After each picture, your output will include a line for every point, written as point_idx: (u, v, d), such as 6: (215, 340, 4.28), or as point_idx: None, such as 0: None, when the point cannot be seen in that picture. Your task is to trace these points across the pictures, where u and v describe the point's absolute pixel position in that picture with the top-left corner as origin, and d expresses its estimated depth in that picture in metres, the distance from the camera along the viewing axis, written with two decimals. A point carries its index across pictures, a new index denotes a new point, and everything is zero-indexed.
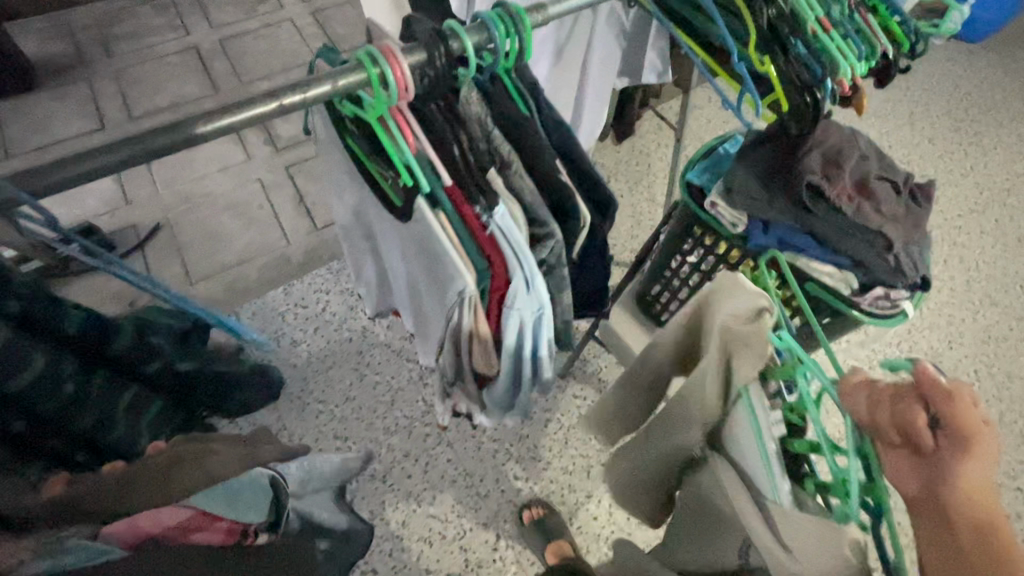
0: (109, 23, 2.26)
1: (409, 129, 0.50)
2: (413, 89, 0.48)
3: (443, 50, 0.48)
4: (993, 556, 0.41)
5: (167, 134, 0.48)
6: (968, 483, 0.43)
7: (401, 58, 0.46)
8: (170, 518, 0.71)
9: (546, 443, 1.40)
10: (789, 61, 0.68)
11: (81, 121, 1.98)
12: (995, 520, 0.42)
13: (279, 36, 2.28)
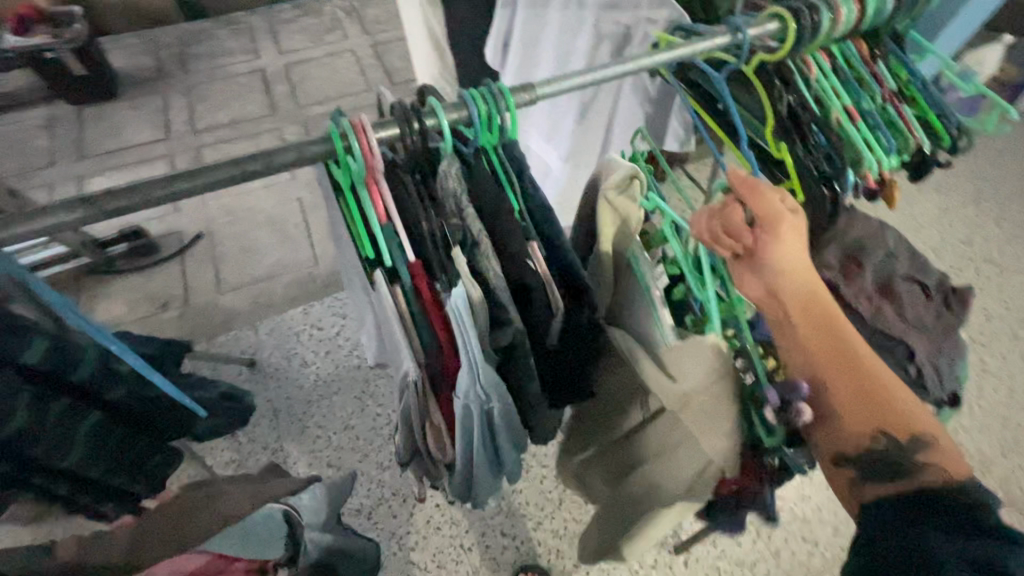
0: (191, 43, 2.45)
1: (381, 204, 0.54)
2: (380, 158, 0.51)
3: (418, 127, 0.53)
4: (839, 350, 0.53)
5: (119, 195, 0.46)
6: (806, 290, 0.54)
7: (367, 131, 0.49)
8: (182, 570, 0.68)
9: (537, 501, 1.34)
10: (808, 149, 0.67)
11: (150, 130, 2.13)
12: (832, 311, 0.54)
13: (340, 65, 2.40)
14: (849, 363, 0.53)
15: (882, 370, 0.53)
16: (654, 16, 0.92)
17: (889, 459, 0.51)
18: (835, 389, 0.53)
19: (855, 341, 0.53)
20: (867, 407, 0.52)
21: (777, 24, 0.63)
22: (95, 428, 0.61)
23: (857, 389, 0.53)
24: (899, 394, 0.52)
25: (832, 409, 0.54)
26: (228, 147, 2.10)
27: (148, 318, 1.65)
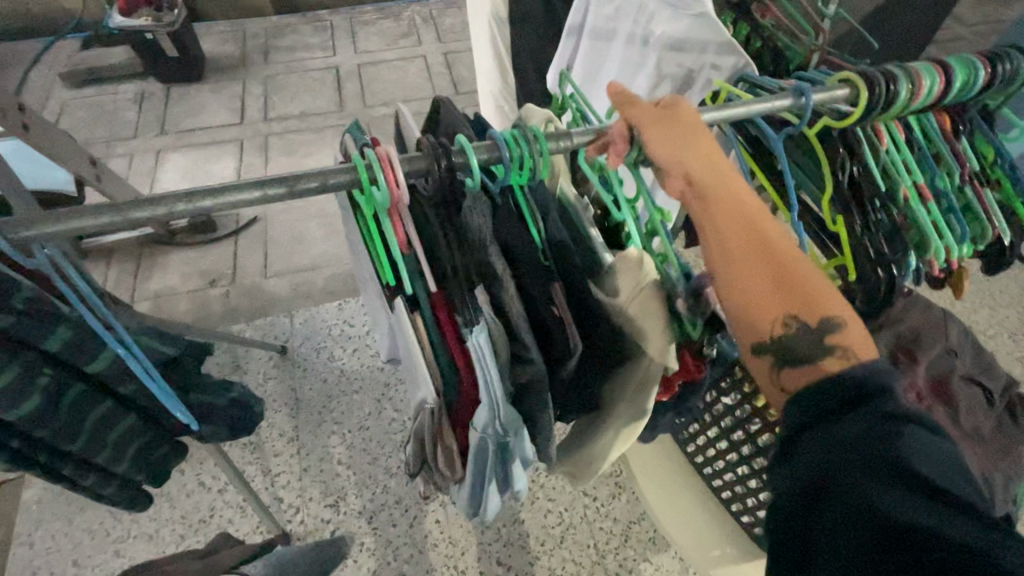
0: (275, 36, 2.58)
1: (401, 232, 0.54)
2: (403, 188, 0.51)
3: (445, 164, 0.54)
4: (747, 230, 0.51)
5: (145, 205, 0.47)
6: (713, 168, 0.52)
7: (393, 166, 0.49)
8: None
9: (538, 534, 1.30)
10: (868, 226, 0.62)
11: (226, 114, 2.26)
12: (739, 189, 0.52)
13: (410, 70, 2.47)
14: (758, 243, 0.50)
15: (793, 249, 0.51)
16: (721, 63, 0.87)
17: (802, 343, 0.49)
18: (740, 274, 0.51)
19: (763, 220, 0.51)
20: (775, 292, 0.50)
21: (848, 90, 0.60)
22: (106, 412, 0.63)
23: (765, 272, 0.50)
24: (807, 275, 0.50)
25: (741, 300, 0.51)
26: (294, 137, 2.19)
27: (196, 292, 1.73)
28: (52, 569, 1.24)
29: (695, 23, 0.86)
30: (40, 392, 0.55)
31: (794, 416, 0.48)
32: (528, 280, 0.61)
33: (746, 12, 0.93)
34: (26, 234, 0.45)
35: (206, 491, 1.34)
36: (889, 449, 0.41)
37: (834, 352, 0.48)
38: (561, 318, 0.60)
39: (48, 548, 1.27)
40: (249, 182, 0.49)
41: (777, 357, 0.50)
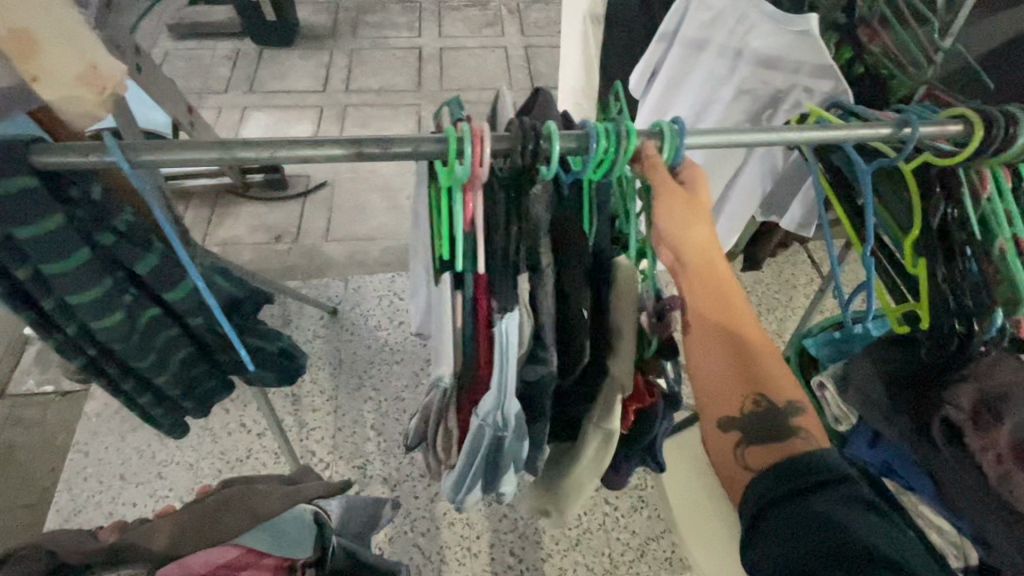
0: (366, 12, 2.66)
1: (472, 209, 0.52)
2: (486, 170, 0.49)
3: (533, 148, 0.50)
4: (724, 323, 0.57)
5: (252, 147, 0.48)
6: (709, 257, 0.57)
7: (483, 144, 0.47)
8: (215, 559, 0.69)
9: (554, 533, 1.30)
10: (949, 277, 0.64)
11: (310, 81, 2.35)
12: (728, 284, 0.58)
13: (490, 59, 2.50)
14: (733, 335, 0.57)
15: (761, 342, 0.58)
16: (813, 86, 0.88)
17: (761, 424, 0.55)
18: (713, 359, 0.57)
19: (744, 315, 0.58)
20: (744, 377, 0.57)
21: (960, 127, 0.56)
22: (172, 338, 0.67)
23: (735, 360, 0.57)
24: (771, 366, 0.57)
25: (710, 381, 0.58)
26: (370, 111, 2.26)
27: (260, 245, 1.81)
28: (100, 479, 1.34)
29: (794, 42, 0.85)
30: (124, 310, 0.58)
31: (755, 492, 0.51)
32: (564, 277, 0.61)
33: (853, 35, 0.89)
34: (141, 158, 0.47)
35: (245, 434, 1.40)
36: (827, 527, 0.44)
37: (794, 436, 0.54)
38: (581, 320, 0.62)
39: (100, 460, 1.36)
40: (348, 138, 0.49)
41: (740, 438, 0.55)
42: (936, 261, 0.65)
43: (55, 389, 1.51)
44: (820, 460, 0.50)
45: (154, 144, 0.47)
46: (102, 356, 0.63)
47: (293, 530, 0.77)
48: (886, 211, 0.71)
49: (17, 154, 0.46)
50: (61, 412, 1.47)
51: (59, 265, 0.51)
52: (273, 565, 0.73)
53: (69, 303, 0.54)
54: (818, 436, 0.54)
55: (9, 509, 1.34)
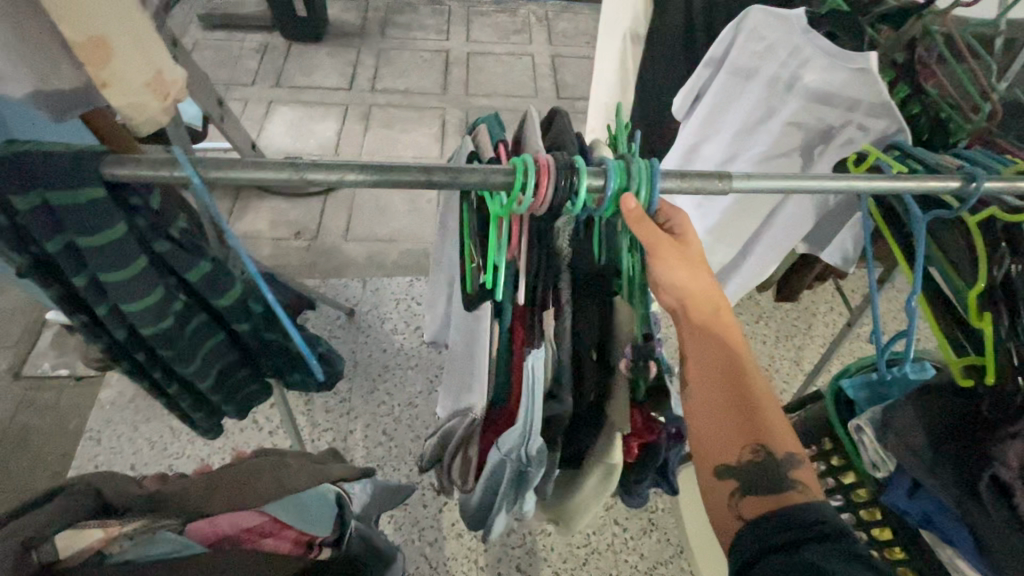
0: (395, 12, 2.67)
1: (516, 238, 0.56)
2: (547, 204, 0.51)
3: (565, 183, 0.50)
4: (723, 373, 0.58)
5: (324, 170, 0.49)
6: (708, 309, 0.59)
7: (550, 177, 0.49)
8: (239, 522, 0.67)
9: (562, 551, 1.29)
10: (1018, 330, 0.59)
11: (337, 78, 2.36)
12: (727, 334, 0.59)
13: (516, 66, 2.50)
14: (732, 384, 0.58)
15: (762, 391, 0.58)
16: (869, 126, 0.86)
17: (756, 472, 0.55)
18: (712, 406, 0.58)
19: (744, 365, 0.58)
20: (742, 427, 0.56)
21: None
22: (216, 345, 0.66)
23: (731, 406, 0.57)
24: (771, 416, 0.57)
25: (708, 426, 0.58)
26: (395, 112, 2.26)
27: (280, 241, 1.81)
28: (112, 468, 1.34)
29: (852, 79, 0.83)
30: (174, 317, 0.58)
31: (746, 541, 0.51)
32: (582, 307, 0.64)
33: (909, 74, 0.88)
34: (213, 175, 0.47)
35: (258, 430, 1.40)
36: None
37: (786, 488, 0.54)
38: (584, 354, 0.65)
39: (112, 448, 1.36)
40: (418, 166, 0.49)
41: (734, 485, 0.55)
42: (1000, 314, 0.60)
43: (70, 373, 1.51)
44: (815, 512, 0.51)
45: (226, 162, 0.47)
46: (149, 358, 0.63)
47: (316, 507, 0.75)
48: (940, 255, 0.69)
49: (83, 171, 0.45)
50: (75, 396, 1.48)
51: (111, 274, 0.50)
52: (292, 538, 0.70)
53: (124, 310, 0.53)
54: (814, 490, 0.54)
55: (18, 491, 1.34)
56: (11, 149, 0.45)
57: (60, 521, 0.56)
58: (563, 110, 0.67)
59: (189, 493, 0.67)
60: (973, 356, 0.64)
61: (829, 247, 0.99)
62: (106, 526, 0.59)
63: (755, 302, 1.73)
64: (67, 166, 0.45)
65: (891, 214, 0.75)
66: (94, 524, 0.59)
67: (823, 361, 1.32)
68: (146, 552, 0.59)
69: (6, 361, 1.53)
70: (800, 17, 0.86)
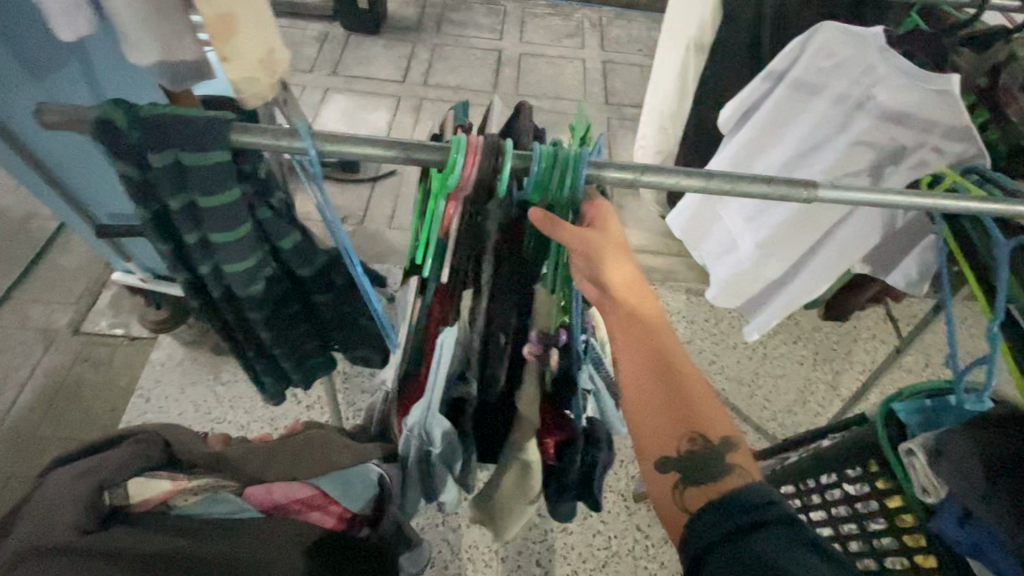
0: (451, 9, 2.72)
1: (449, 220, 0.54)
2: (471, 183, 0.50)
3: (491, 165, 0.50)
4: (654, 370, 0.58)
5: (425, 150, 0.50)
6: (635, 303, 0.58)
7: (475, 161, 0.48)
8: (291, 493, 0.68)
9: (583, 551, 1.30)
10: None
11: (391, 70, 2.41)
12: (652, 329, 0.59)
13: (566, 70, 2.51)
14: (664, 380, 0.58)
15: (691, 379, 0.58)
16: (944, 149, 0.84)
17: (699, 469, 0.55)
18: (650, 402, 0.57)
19: (673, 357, 0.58)
20: (679, 419, 0.57)
21: None
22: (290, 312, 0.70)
23: (668, 402, 0.57)
24: (702, 404, 0.58)
25: (647, 421, 0.58)
26: (445, 107, 2.30)
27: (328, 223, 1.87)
28: (159, 426, 1.40)
29: (930, 100, 0.81)
30: (264, 281, 0.61)
31: (697, 532, 0.52)
32: (499, 292, 0.60)
33: (987, 100, 0.86)
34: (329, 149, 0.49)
35: (296, 404, 1.45)
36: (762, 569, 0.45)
37: (727, 473, 0.55)
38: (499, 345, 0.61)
39: (160, 407, 1.43)
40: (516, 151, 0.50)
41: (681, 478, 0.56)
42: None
43: (125, 333, 1.59)
44: (752, 492, 0.52)
45: (340, 137, 0.49)
46: (230, 318, 0.67)
47: (364, 487, 0.72)
48: None
49: (218, 138, 0.47)
50: (128, 355, 1.56)
51: (223, 233, 0.53)
52: (336, 514, 0.70)
53: (224, 269, 0.57)
54: (752, 470, 0.55)
55: (73, 439, 1.42)
56: (150, 112, 0.46)
57: (129, 469, 0.62)
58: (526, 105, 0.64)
59: (249, 456, 0.71)
60: None
61: (892, 271, 0.97)
62: (175, 478, 0.64)
63: (794, 323, 1.71)
64: (202, 130, 0.47)
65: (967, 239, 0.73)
66: (162, 476, 0.64)
67: (865, 387, 1.30)
68: (206, 509, 0.63)
69: (68, 317, 1.62)
70: (878, 37, 0.85)
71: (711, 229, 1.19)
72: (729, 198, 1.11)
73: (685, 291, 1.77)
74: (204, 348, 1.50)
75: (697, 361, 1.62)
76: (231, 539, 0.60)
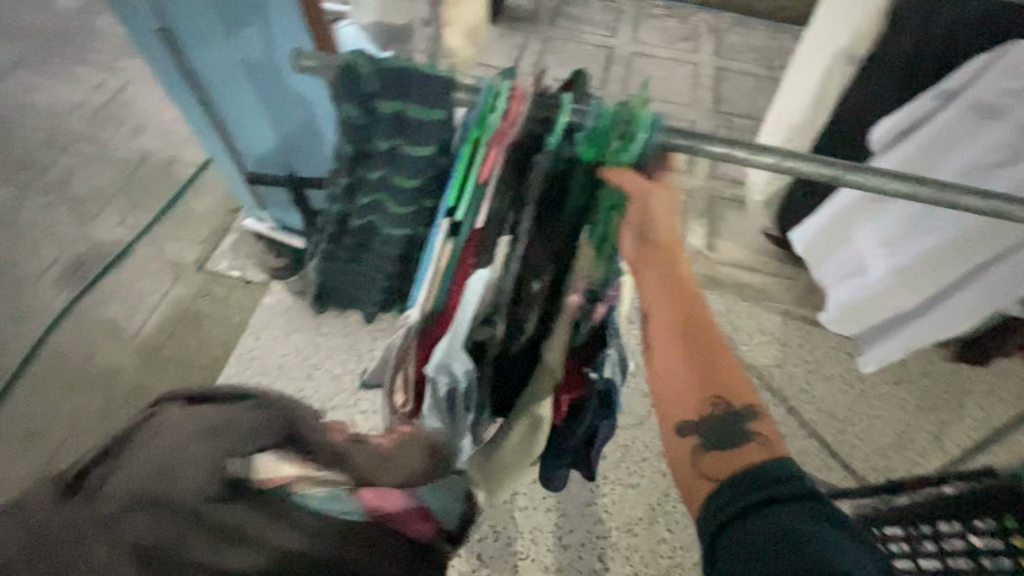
0: (567, 4, 2.73)
1: (493, 166, 0.51)
2: (517, 126, 0.49)
3: (545, 117, 0.49)
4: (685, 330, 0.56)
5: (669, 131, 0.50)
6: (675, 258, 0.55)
7: (522, 102, 0.48)
8: (400, 506, 0.65)
9: (646, 556, 1.29)
10: None
11: (502, 58, 2.46)
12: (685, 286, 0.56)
13: (677, 74, 2.45)
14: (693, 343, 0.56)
15: (717, 344, 0.56)
16: None
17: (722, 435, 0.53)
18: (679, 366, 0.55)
19: (704, 319, 0.55)
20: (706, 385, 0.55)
21: None
22: None
23: (697, 368, 0.55)
24: (727, 367, 0.56)
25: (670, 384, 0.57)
26: None
27: None
28: (263, 364, 1.52)
29: None
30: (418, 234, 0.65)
31: (721, 500, 0.49)
32: (536, 243, 0.55)
33: None
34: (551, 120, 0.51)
35: None
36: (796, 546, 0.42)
37: (750, 441, 0.52)
38: (533, 294, 0.58)
39: (265, 347, 1.55)
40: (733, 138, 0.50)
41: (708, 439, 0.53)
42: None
43: (241, 276, 1.74)
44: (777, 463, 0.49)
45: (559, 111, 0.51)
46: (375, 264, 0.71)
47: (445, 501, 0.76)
48: None
49: (440, 97, 0.50)
50: (242, 297, 1.70)
51: (405, 180, 0.56)
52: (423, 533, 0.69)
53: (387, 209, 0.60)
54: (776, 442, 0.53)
55: (191, 364, 1.58)
56: (387, 67, 0.50)
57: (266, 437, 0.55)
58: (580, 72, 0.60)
59: (368, 453, 0.66)
60: None
61: None
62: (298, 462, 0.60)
63: (901, 365, 1.59)
64: (429, 86, 0.50)
65: None
66: (290, 453, 0.60)
67: None
68: (324, 504, 0.58)
69: (195, 255, 1.80)
70: None
71: (839, 249, 1.14)
72: (863, 224, 1.07)
73: (780, 313, 1.69)
74: (310, 300, 1.61)
75: (787, 388, 1.54)
76: (351, 549, 0.57)
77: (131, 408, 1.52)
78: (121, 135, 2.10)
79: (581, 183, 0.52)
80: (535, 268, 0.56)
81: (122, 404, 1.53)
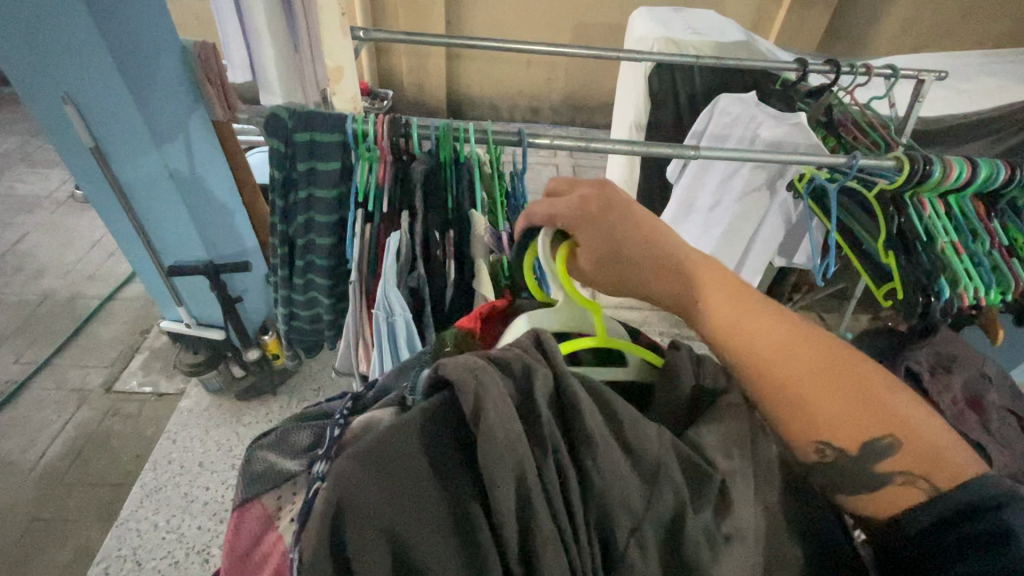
0: None
1: (384, 173, 0.71)
2: (384, 142, 0.69)
3: (402, 133, 0.69)
4: (801, 358, 0.42)
5: (506, 137, 0.69)
6: (717, 276, 0.48)
7: (379, 122, 0.67)
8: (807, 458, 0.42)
9: None
10: (910, 262, 0.82)
11: None
12: (805, 325, 0.44)
13: (543, 172, 2.89)
14: (829, 375, 0.41)
15: (868, 381, 0.41)
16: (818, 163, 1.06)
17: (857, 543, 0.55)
18: (808, 361, 0.42)
19: (855, 368, 0.41)
20: (833, 375, 0.41)
21: (895, 165, 0.78)
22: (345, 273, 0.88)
23: (839, 378, 0.41)
24: (868, 384, 0.41)
25: (798, 361, 0.42)
26: None
27: None
28: (183, 463, 1.49)
29: (791, 131, 1.06)
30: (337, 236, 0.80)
31: (847, 461, 0.40)
32: (429, 214, 0.73)
33: (831, 127, 1.09)
34: (404, 122, 0.69)
35: None
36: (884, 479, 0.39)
37: (847, 409, 0.40)
38: (437, 257, 0.75)
39: (185, 447, 1.53)
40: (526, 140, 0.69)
41: (860, 511, 0.42)
42: (899, 251, 0.84)
43: (153, 390, 1.73)
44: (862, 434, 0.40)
45: (399, 122, 0.69)
46: (301, 265, 0.85)
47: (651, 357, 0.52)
48: (861, 229, 0.92)
49: (340, 123, 0.69)
50: (155, 409, 1.68)
51: (323, 191, 0.74)
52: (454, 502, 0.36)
53: (316, 240, 0.79)
54: (863, 430, 0.39)
55: (100, 484, 1.51)
56: (299, 110, 0.69)
57: (854, 485, 0.40)
58: (394, 113, 0.69)
59: (851, 477, 0.40)
60: (885, 285, 0.88)
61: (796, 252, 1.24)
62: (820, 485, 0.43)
63: None
64: (330, 117, 0.69)
65: (814, 203, 1.01)
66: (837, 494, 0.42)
67: None
68: (836, 486, 0.41)
69: (101, 379, 1.78)
70: (752, 97, 1.18)
71: None
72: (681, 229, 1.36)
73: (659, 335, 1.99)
74: (230, 395, 1.64)
75: None
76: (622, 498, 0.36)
77: (29, 544, 1.39)
78: (17, 281, 2.11)
79: (452, 175, 0.72)
80: (433, 231, 0.73)
81: (18, 539, 1.40)
